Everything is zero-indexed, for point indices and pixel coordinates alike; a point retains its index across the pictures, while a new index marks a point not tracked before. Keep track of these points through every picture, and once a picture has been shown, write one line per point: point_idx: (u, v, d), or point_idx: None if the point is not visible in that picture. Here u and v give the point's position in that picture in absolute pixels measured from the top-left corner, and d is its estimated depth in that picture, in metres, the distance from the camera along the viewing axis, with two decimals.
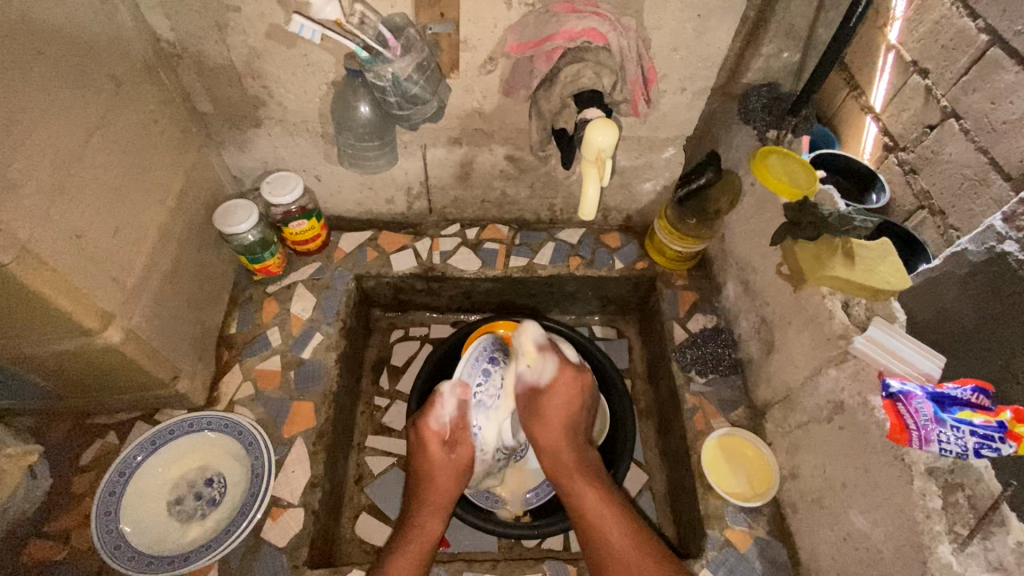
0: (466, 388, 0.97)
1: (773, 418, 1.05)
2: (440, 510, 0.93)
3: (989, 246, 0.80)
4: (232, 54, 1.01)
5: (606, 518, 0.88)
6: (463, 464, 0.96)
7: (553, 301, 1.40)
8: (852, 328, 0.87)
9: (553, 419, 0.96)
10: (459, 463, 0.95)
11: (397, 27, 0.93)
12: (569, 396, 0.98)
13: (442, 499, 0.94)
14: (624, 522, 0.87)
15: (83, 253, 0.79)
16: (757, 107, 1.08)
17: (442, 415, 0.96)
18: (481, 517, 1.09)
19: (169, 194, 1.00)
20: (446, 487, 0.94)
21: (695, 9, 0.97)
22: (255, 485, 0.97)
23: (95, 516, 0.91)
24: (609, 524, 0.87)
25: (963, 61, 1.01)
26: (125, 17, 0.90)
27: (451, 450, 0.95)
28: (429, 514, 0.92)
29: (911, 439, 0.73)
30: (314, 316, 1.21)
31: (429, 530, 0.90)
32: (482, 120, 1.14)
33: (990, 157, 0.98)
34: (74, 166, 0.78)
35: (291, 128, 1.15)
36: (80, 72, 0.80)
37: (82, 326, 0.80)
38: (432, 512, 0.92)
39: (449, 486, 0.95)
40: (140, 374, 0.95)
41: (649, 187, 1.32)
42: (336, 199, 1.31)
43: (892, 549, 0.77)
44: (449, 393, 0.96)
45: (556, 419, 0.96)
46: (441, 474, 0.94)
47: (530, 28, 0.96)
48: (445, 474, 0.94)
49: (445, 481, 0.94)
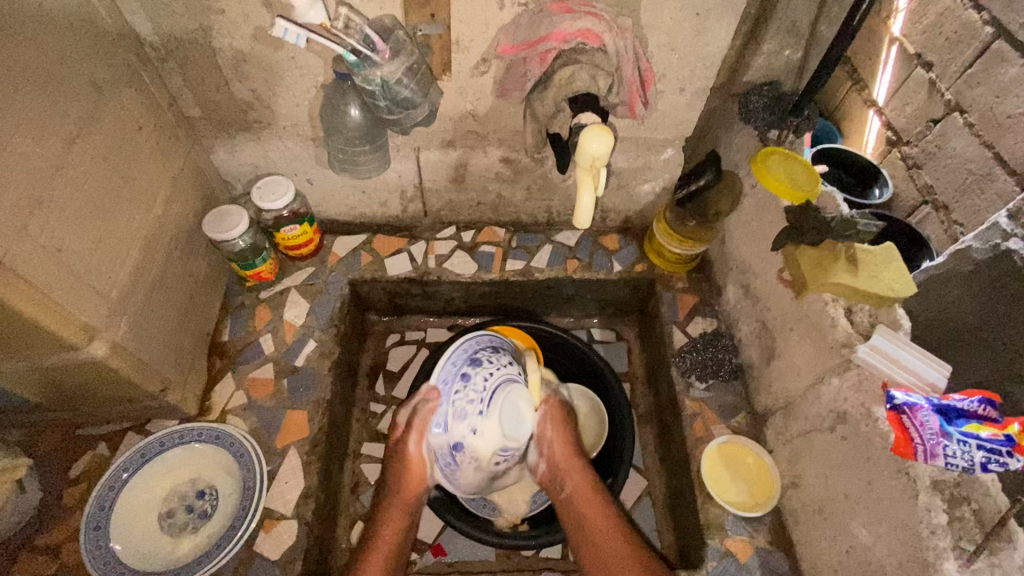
0: (435, 391, 0.90)
1: (774, 425, 1.04)
2: (399, 511, 0.90)
3: (994, 244, 0.78)
4: (218, 58, 0.98)
5: (603, 536, 0.88)
6: (420, 464, 0.91)
7: (550, 304, 1.38)
8: (855, 336, 0.85)
9: (562, 437, 0.95)
10: (416, 461, 0.91)
11: (386, 28, 0.91)
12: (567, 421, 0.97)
13: (405, 502, 0.91)
14: (621, 539, 0.87)
15: (64, 267, 0.77)
16: (758, 108, 1.05)
17: (404, 408, 0.95)
18: (472, 525, 1.09)
19: (155, 201, 0.98)
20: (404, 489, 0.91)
21: (693, 8, 0.94)
22: (247, 498, 0.95)
23: (84, 532, 0.89)
24: (603, 529, 0.89)
25: (968, 53, 0.99)
26: (105, 20, 0.88)
27: (409, 451, 0.91)
28: (395, 516, 0.90)
29: (915, 452, 0.70)
30: (307, 323, 1.19)
31: (390, 533, 0.89)
32: (476, 122, 1.12)
33: (996, 151, 0.96)
34: (54, 177, 0.75)
35: (281, 132, 1.12)
36: (58, 80, 0.77)
37: (65, 341, 0.78)
38: (392, 512, 0.90)
39: (409, 492, 0.91)
40: (129, 387, 0.93)
41: (648, 188, 1.30)
42: (328, 202, 1.29)
43: (897, 564, 0.75)
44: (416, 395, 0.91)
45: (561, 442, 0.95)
46: (402, 480, 0.91)
47: (523, 29, 0.93)
48: (404, 482, 0.91)
49: (403, 484, 0.91)
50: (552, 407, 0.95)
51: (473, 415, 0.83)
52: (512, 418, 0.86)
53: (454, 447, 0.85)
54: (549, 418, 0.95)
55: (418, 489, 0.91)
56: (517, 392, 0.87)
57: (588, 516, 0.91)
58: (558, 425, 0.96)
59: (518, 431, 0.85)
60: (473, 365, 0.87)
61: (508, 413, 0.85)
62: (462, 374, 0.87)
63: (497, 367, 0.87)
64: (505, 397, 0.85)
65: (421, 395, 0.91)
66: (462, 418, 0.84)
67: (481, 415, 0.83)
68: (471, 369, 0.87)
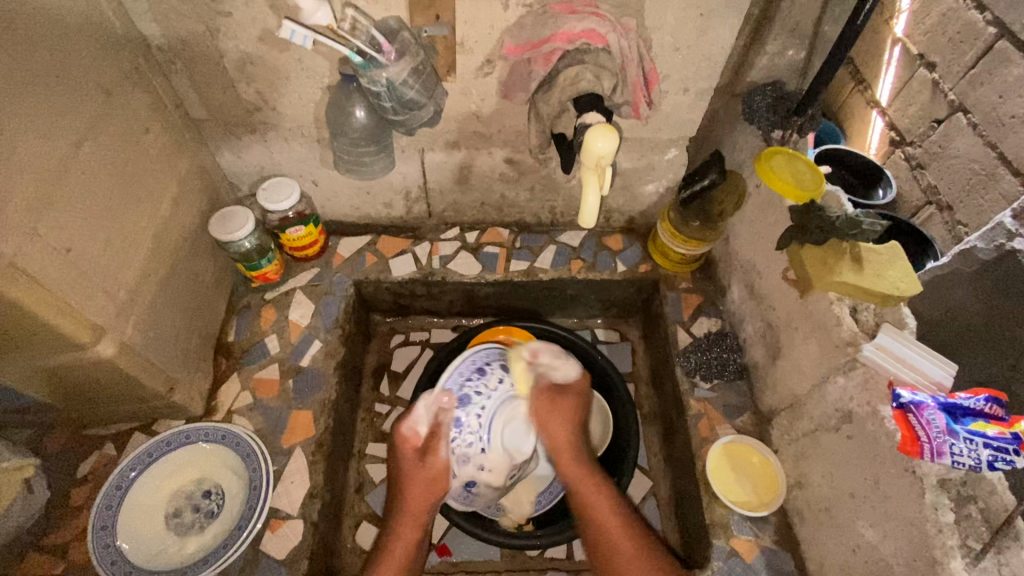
0: (449, 396, 0.92)
1: (779, 424, 1.04)
2: (415, 520, 0.90)
3: (998, 243, 0.79)
4: (225, 60, 0.99)
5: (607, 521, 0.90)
6: (439, 473, 0.89)
7: (555, 305, 1.39)
8: (860, 335, 0.85)
9: (563, 425, 0.94)
10: (439, 468, 0.89)
11: (390, 30, 0.91)
12: (568, 405, 0.96)
13: (419, 509, 0.90)
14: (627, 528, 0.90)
15: (73, 267, 0.77)
16: (761, 107, 1.05)
17: (420, 416, 0.92)
18: (476, 525, 1.08)
19: (162, 202, 0.99)
20: (420, 498, 0.90)
21: (697, 8, 0.95)
22: (253, 498, 0.96)
23: (92, 530, 0.89)
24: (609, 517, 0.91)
25: (971, 53, 0.99)
26: (113, 22, 0.88)
27: (424, 465, 0.89)
28: (407, 525, 0.90)
29: (922, 451, 0.70)
30: (312, 323, 1.19)
31: (403, 545, 0.89)
32: (480, 123, 1.12)
33: (999, 152, 0.96)
34: (63, 179, 0.76)
35: (287, 133, 1.13)
36: (67, 82, 0.78)
37: (73, 341, 0.78)
38: (409, 525, 0.90)
39: (425, 500, 0.90)
40: (136, 387, 0.94)
41: (652, 189, 1.30)
42: (333, 204, 1.30)
43: (903, 563, 0.75)
44: (428, 400, 0.93)
45: (559, 425, 0.94)
46: (421, 492, 0.90)
47: (528, 30, 0.94)
48: (417, 497, 0.90)
49: (421, 495, 0.90)
50: (544, 392, 0.95)
51: (476, 455, 0.89)
52: (513, 436, 0.93)
53: (469, 482, 0.92)
54: (539, 410, 0.94)
55: (434, 501, 0.91)
56: (514, 409, 0.94)
57: (589, 501, 0.92)
58: (553, 415, 0.94)
59: (519, 444, 0.94)
60: (469, 397, 0.92)
61: (509, 435, 0.92)
62: (457, 419, 0.90)
63: (488, 398, 0.92)
64: (504, 424, 0.92)
65: (432, 407, 0.92)
66: (467, 460, 0.90)
67: (483, 454, 0.90)
68: (463, 412, 0.90)
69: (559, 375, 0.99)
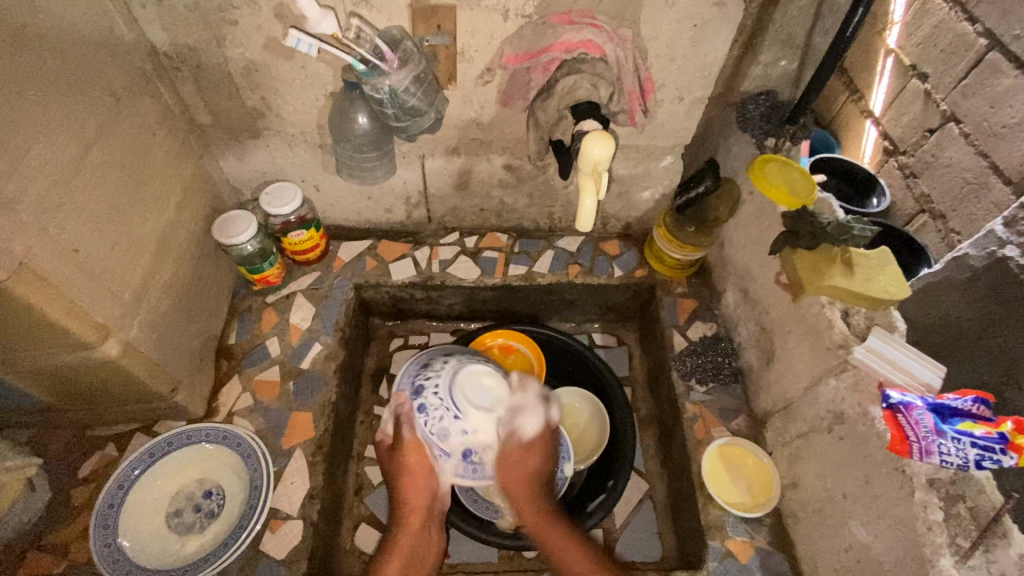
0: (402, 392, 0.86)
1: (773, 426, 1.05)
2: (416, 512, 0.88)
3: (991, 251, 0.79)
4: (230, 66, 1.01)
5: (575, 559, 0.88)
6: (414, 448, 0.84)
7: (553, 309, 1.40)
8: (851, 338, 0.87)
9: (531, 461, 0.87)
10: (410, 450, 0.85)
11: (393, 39, 0.94)
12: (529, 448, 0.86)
13: (415, 504, 0.88)
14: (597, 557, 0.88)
15: (80, 268, 0.79)
16: (755, 116, 1.09)
17: (387, 415, 0.88)
18: (467, 521, 1.11)
19: (167, 205, 1.00)
20: (409, 491, 0.87)
21: (692, 19, 0.97)
22: (254, 498, 0.97)
23: (93, 529, 0.90)
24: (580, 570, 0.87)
25: (962, 65, 1.02)
26: (122, 31, 0.90)
27: (406, 452, 0.85)
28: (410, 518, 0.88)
29: (911, 450, 0.72)
30: (313, 326, 1.20)
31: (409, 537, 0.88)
32: (480, 130, 1.14)
33: (991, 161, 0.98)
34: (72, 182, 0.78)
35: (290, 139, 1.15)
36: (77, 88, 0.79)
37: (80, 341, 0.80)
38: (413, 512, 0.88)
39: (419, 486, 0.86)
40: (139, 388, 0.95)
41: (648, 196, 1.32)
42: (335, 208, 1.31)
43: (894, 561, 0.76)
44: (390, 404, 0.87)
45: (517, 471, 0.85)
46: (413, 479, 0.86)
47: (527, 40, 0.96)
48: (410, 490, 0.86)
49: (418, 477, 0.86)
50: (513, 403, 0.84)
51: (451, 424, 0.81)
52: (481, 397, 0.82)
53: (465, 453, 0.82)
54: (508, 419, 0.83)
55: (429, 486, 0.86)
56: (468, 376, 0.83)
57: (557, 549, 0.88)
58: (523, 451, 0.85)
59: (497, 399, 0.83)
60: (421, 385, 0.84)
61: (474, 394, 0.82)
62: (418, 405, 0.83)
63: (438, 376, 0.84)
64: (463, 388, 0.82)
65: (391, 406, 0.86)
66: (446, 436, 0.81)
67: (459, 419, 0.81)
68: (420, 395, 0.83)
69: (532, 424, 0.85)
